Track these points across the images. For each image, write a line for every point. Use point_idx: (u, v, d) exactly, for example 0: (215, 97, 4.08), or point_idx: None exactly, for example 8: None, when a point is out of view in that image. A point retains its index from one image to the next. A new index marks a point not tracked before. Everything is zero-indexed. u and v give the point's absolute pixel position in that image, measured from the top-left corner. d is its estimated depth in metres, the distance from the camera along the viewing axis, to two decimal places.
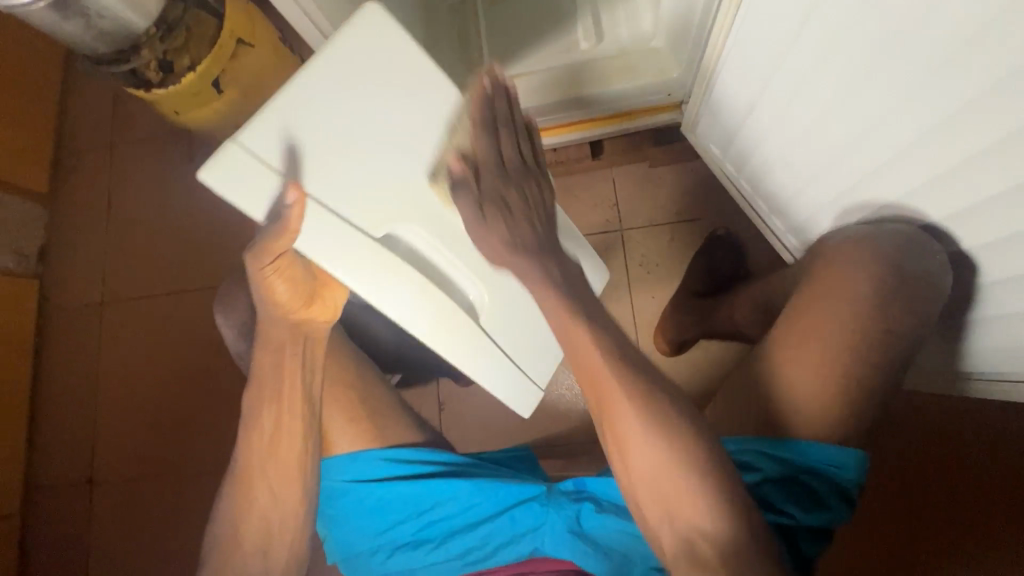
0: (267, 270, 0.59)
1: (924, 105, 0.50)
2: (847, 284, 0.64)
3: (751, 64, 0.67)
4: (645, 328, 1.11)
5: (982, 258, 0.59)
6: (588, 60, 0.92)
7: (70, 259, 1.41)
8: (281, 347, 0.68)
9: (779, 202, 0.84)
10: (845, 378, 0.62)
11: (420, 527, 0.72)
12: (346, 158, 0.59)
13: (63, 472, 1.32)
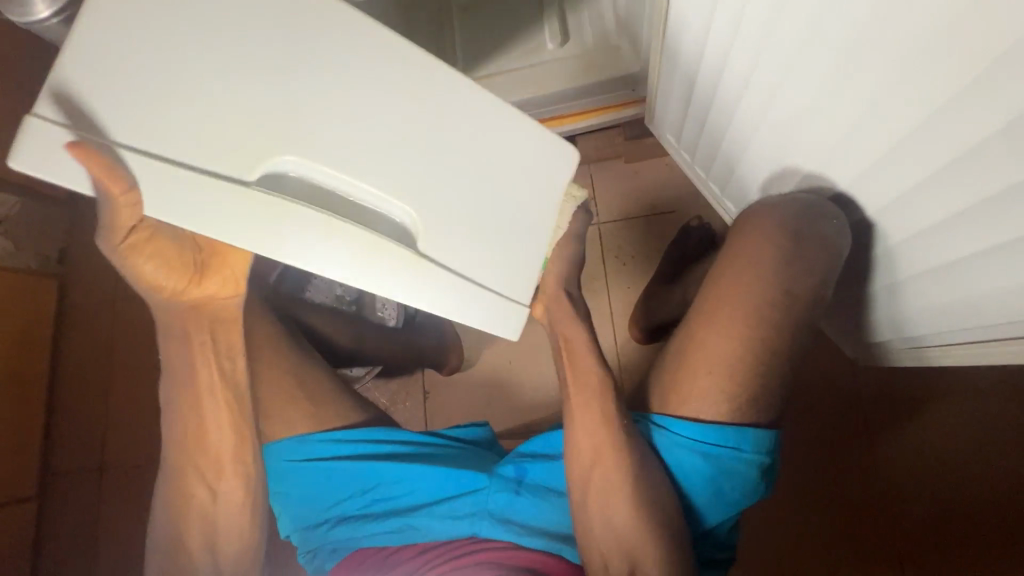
0: (126, 247, 0.56)
1: (865, 60, 0.44)
2: (755, 255, 0.65)
3: (690, 24, 0.60)
4: (620, 317, 1.15)
5: (883, 223, 0.58)
6: (554, 60, 0.98)
7: (89, 259, 1.51)
8: (188, 337, 0.67)
9: (722, 176, 0.82)
10: (761, 347, 0.64)
11: (365, 502, 0.76)
12: (164, 83, 0.48)
13: (79, 459, 1.40)
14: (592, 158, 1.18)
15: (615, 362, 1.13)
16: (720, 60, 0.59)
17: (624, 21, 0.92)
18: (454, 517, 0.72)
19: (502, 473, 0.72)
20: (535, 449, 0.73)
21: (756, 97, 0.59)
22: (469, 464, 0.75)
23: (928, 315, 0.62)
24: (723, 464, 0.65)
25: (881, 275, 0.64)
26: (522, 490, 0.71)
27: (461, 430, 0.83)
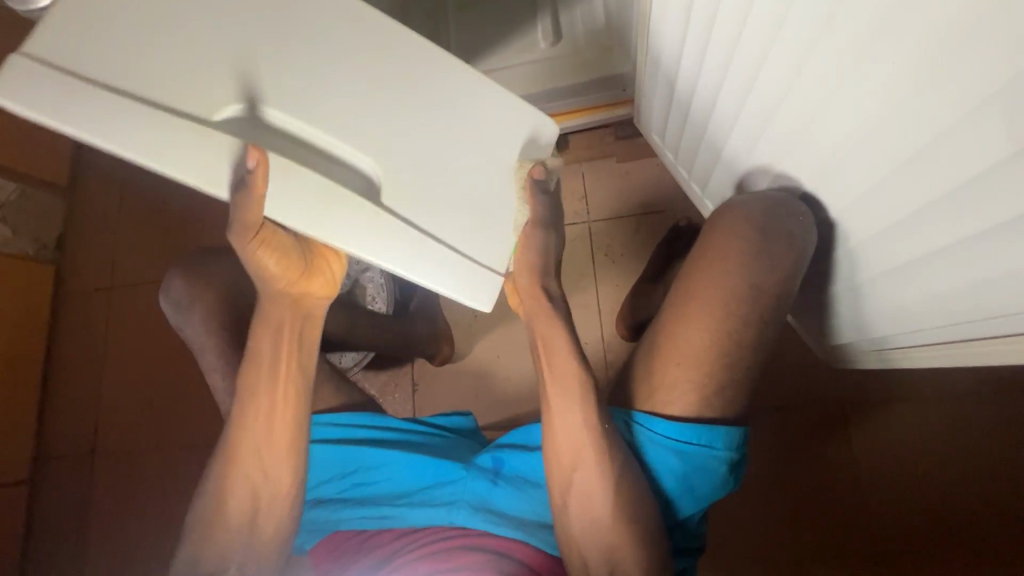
0: (254, 244, 0.61)
1: (819, 60, 0.46)
2: (725, 251, 0.67)
3: (660, 27, 0.62)
4: (608, 314, 1.16)
5: (845, 222, 0.59)
6: (546, 59, 1.00)
7: (86, 245, 1.52)
8: (281, 327, 0.71)
9: (702, 175, 0.84)
10: (728, 340, 0.66)
11: (343, 486, 0.77)
12: (148, 44, 0.53)
13: (73, 442, 1.42)
14: (584, 156, 1.20)
15: (601, 358, 1.14)
16: (690, 58, 0.61)
17: (616, 24, 0.92)
18: (433, 504, 0.73)
19: (480, 463, 0.74)
20: (515, 441, 0.75)
21: (726, 98, 0.61)
22: (450, 454, 0.77)
23: (886, 316, 0.64)
24: (695, 460, 0.66)
25: (842, 275, 0.66)
26: (499, 481, 0.72)
27: (443, 418, 0.84)
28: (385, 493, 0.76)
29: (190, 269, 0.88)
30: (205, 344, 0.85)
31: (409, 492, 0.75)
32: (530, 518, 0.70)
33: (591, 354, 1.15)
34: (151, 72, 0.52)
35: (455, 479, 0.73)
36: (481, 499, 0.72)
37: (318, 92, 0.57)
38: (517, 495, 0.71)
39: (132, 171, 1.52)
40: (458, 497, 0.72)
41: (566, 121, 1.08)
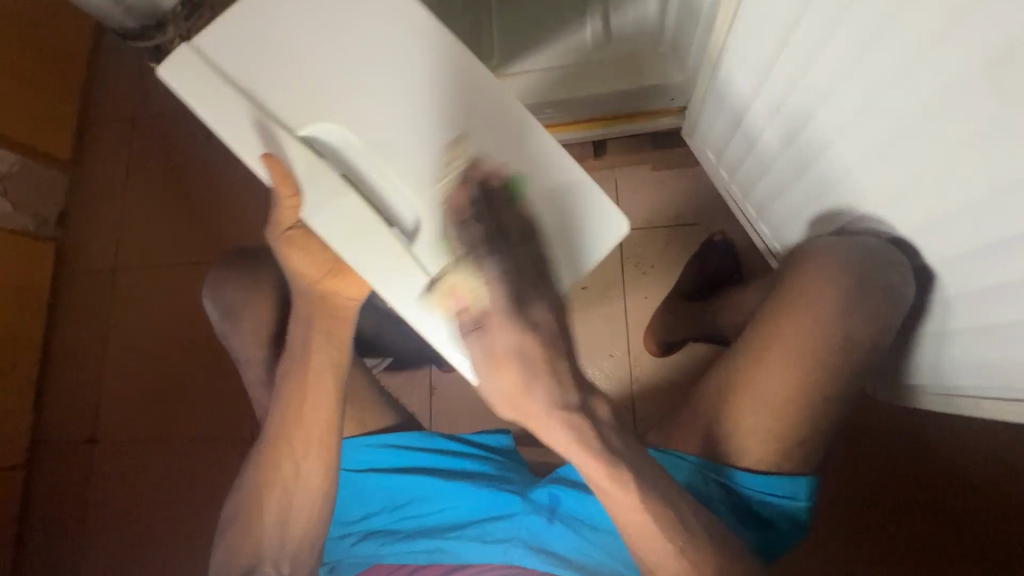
0: (284, 239, 0.62)
1: (926, 121, 0.46)
2: (819, 295, 0.63)
3: (745, 63, 0.62)
4: (636, 327, 1.13)
5: (944, 273, 0.57)
6: (592, 61, 0.94)
7: (89, 224, 1.46)
8: (311, 319, 0.68)
9: (765, 207, 0.83)
10: (810, 388, 0.62)
11: (393, 517, 0.72)
12: (283, 57, 0.59)
13: (72, 428, 1.37)
14: (619, 162, 1.15)
15: (628, 372, 1.11)
16: (785, 97, 0.59)
17: (671, 27, 0.88)
18: (487, 539, 0.68)
19: (535, 499, 0.70)
20: (573, 477, 0.71)
21: (809, 139, 0.60)
22: (502, 483, 0.72)
23: (973, 366, 0.61)
24: (774, 511, 0.64)
25: (934, 321, 0.63)
26: (555, 519, 0.68)
27: (486, 438, 0.80)
28: (437, 526, 0.71)
29: (240, 270, 0.83)
30: (250, 352, 0.80)
31: (460, 525, 0.70)
32: (591, 563, 0.66)
33: (618, 368, 1.12)
34: (268, 86, 0.59)
35: (512, 515, 0.69)
36: (537, 537, 0.68)
37: (390, 126, 0.59)
38: (574, 537, 0.67)
39: (139, 149, 1.45)
40: (513, 533, 0.68)
41: (608, 126, 1.03)
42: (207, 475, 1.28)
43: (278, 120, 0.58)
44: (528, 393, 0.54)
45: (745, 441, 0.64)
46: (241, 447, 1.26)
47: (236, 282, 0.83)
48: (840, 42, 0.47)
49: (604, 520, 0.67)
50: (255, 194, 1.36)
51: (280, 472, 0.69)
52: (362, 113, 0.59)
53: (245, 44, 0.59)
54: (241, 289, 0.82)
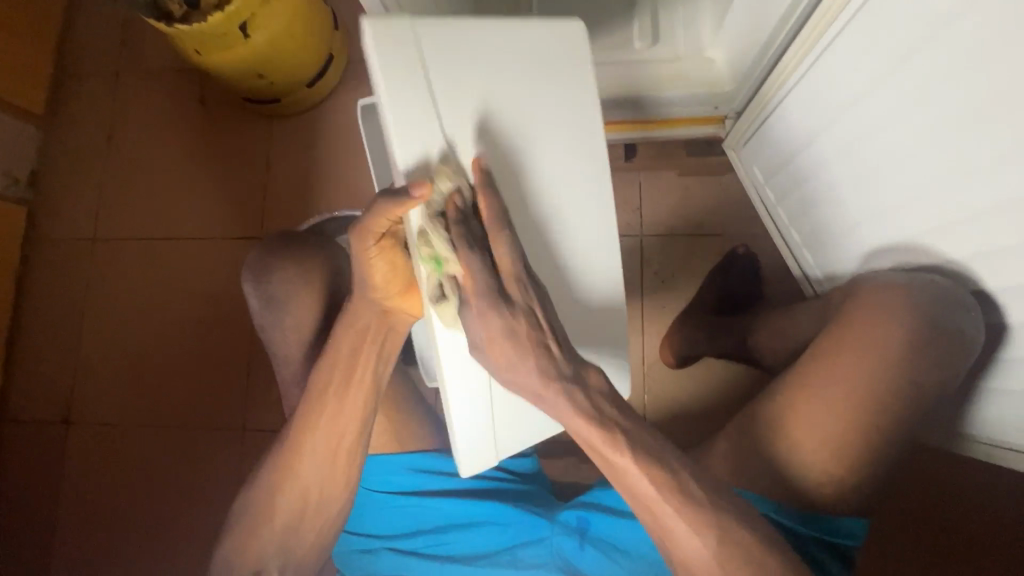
0: (372, 247, 0.59)
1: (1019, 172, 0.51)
2: (884, 331, 0.65)
3: (826, 95, 0.66)
4: (651, 338, 1.07)
5: (1018, 336, 0.62)
6: (639, 62, 0.89)
7: (63, 187, 1.32)
8: (366, 332, 0.66)
9: (815, 236, 0.85)
10: (867, 433, 0.65)
11: (421, 541, 0.69)
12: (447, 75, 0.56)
13: (38, 410, 1.25)
14: (648, 165, 1.10)
15: (641, 383, 1.06)
16: (896, 138, 0.61)
17: (726, 37, 0.84)
18: (519, 565, 0.67)
19: (563, 520, 0.68)
20: (603, 501, 0.69)
21: (887, 174, 0.64)
22: (531, 503, 0.70)
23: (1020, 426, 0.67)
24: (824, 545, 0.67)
25: (999, 378, 0.67)
26: (586, 543, 0.66)
27: (507, 459, 0.76)
28: (466, 552, 0.68)
29: (284, 258, 0.76)
30: (289, 352, 0.74)
31: (491, 552, 0.68)
32: None
33: (631, 383, 1.06)
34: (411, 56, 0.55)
35: (542, 541, 0.67)
36: (570, 561, 0.66)
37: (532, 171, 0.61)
38: (603, 563, 0.65)
39: (124, 108, 1.33)
40: (546, 558, 0.67)
41: (641, 131, 0.97)
42: (193, 467, 1.19)
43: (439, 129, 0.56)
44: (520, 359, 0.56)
45: (797, 477, 0.66)
46: (232, 438, 1.19)
47: (283, 271, 0.75)
48: (998, 98, 0.49)
49: (639, 547, 0.66)
50: (253, 169, 1.26)
51: (297, 485, 0.65)
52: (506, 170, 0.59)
53: (395, 69, 0.54)
54: (286, 279, 0.75)
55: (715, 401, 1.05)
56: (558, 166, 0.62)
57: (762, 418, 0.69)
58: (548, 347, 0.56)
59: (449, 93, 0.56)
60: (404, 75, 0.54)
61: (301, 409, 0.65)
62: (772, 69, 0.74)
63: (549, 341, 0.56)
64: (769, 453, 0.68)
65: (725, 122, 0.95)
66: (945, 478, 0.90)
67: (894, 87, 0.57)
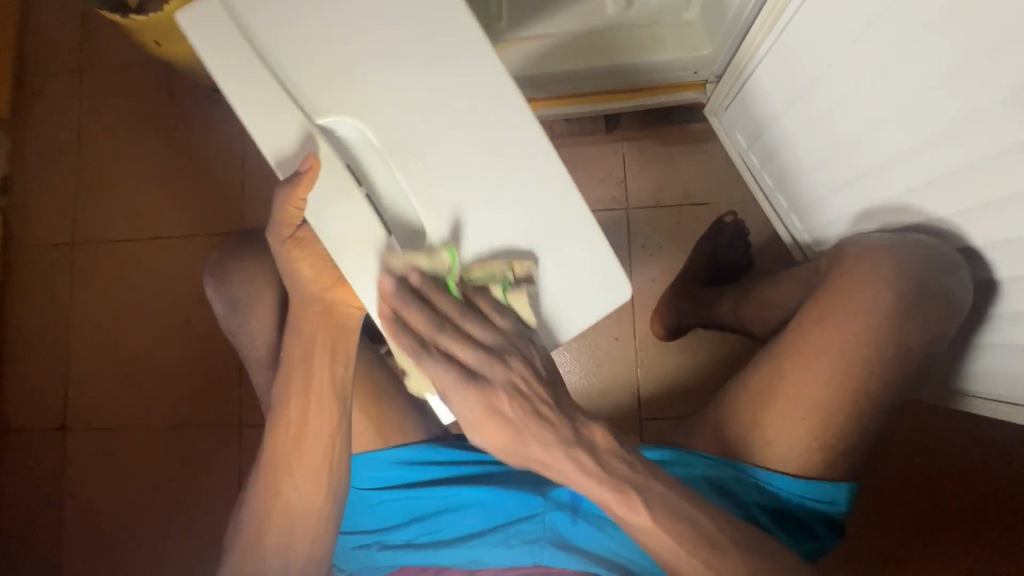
0: (289, 242, 0.60)
1: (990, 125, 0.50)
2: (869, 294, 0.65)
3: (801, 57, 0.64)
4: (641, 312, 1.06)
5: (1007, 289, 0.62)
6: (614, 27, 0.86)
7: (37, 191, 1.29)
8: (315, 339, 0.64)
9: (801, 201, 0.84)
10: (857, 398, 0.65)
11: (417, 529, 0.69)
12: (295, 40, 0.56)
13: (35, 418, 1.24)
14: (630, 135, 1.07)
15: (633, 357, 1.06)
16: (869, 97, 0.59)
17: None
18: (514, 543, 0.66)
19: (555, 497, 0.68)
20: None
21: (862, 134, 0.63)
22: (524, 484, 0.70)
23: (1010, 378, 0.67)
24: (810, 512, 0.67)
25: (992, 333, 0.66)
26: (579, 518, 0.66)
27: None
28: (459, 535, 0.69)
29: (256, 251, 0.75)
30: (265, 349, 0.73)
31: (483, 529, 0.68)
32: (620, 561, 0.65)
33: (624, 358, 1.06)
34: (248, 34, 0.56)
35: (537, 520, 0.67)
36: (563, 537, 0.66)
37: (399, 110, 0.57)
38: (599, 537, 0.65)
39: (90, 108, 1.29)
40: (538, 533, 0.66)
41: (622, 100, 0.95)
42: (195, 466, 1.20)
43: (295, 98, 0.57)
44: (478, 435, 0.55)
45: (787, 444, 0.66)
46: (229, 437, 1.19)
47: (251, 270, 0.74)
48: (974, 49, 0.47)
49: None
50: (230, 162, 1.23)
51: (284, 485, 0.65)
52: (380, 106, 0.57)
53: (223, 52, 0.56)
54: (252, 278, 0.73)
55: (709, 371, 1.04)
56: (421, 98, 0.57)
57: (752, 390, 0.68)
58: (543, 416, 0.55)
59: (294, 59, 0.57)
60: (239, 66, 0.56)
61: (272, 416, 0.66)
62: (747, 30, 0.72)
63: (539, 403, 0.55)
64: (757, 424, 0.67)
65: (707, 86, 0.93)
66: (943, 435, 0.90)
67: (864, 44, 0.56)
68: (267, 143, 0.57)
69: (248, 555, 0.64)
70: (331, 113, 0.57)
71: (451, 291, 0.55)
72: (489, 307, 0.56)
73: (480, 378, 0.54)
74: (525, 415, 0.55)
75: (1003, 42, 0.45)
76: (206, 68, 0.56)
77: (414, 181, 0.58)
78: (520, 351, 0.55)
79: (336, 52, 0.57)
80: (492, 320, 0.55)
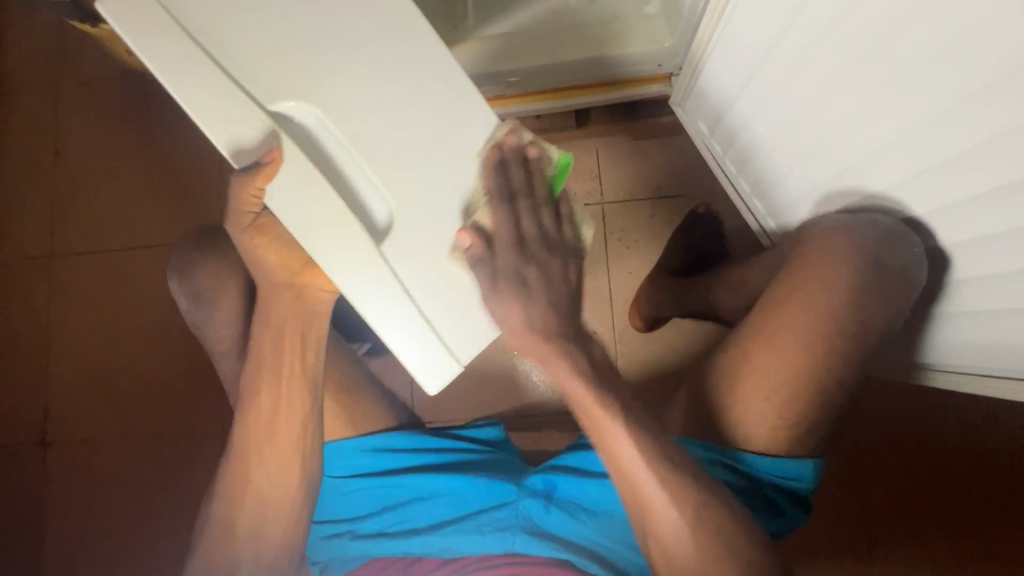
0: (250, 230, 0.62)
1: (920, 94, 0.52)
2: (831, 273, 0.66)
3: (747, 42, 0.66)
4: (619, 304, 1.07)
5: (957, 256, 0.62)
6: (577, 25, 0.88)
7: (15, 205, 1.29)
8: (292, 326, 0.65)
9: (763, 187, 0.85)
10: (822, 374, 0.65)
11: (388, 521, 0.69)
12: (238, 29, 0.55)
13: (16, 433, 1.23)
14: (601, 130, 1.09)
15: (613, 349, 1.06)
16: (810, 77, 0.61)
17: None
18: (484, 531, 0.67)
19: (529, 485, 0.68)
20: (567, 463, 0.69)
21: (808, 115, 0.65)
22: (498, 472, 0.70)
23: (973, 347, 0.68)
24: (781, 492, 0.67)
25: (951, 303, 0.67)
26: (552, 505, 0.66)
27: (475, 431, 0.76)
28: (430, 524, 0.69)
29: (220, 251, 0.75)
30: (232, 349, 0.73)
31: (457, 519, 0.68)
32: (590, 546, 0.65)
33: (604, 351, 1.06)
34: (186, 23, 0.54)
35: (509, 507, 0.67)
36: (536, 523, 0.66)
37: (361, 94, 0.58)
38: (570, 521, 0.65)
39: (67, 120, 1.29)
40: (511, 521, 0.66)
41: (589, 95, 0.97)
42: (179, 474, 1.19)
43: (245, 88, 0.56)
44: (527, 314, 0.58)
45: (756, 424, 0.66)
46: (212, 442, 1.18)
47: (220, 268, 0.74)
48: (898, 20, 0.48)
49: (603, 504, 0.66)
50: (208, 169, 1.23)
51: (255, 480, 0.65)
52: (343, 96, 0.58)
53: (156, 42, 0.53)
54: (221, 276, 0.73)
55: (688, 360, 1.05)
56: (380, 83, 0.59)
57: (720, 371, 0.69)
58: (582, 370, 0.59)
59: (240, 47, 0.56)
60: (177, 54, 0.53)
61: (241, 411, 0.65)
62: (699, 17, 0.73)
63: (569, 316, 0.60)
64: (726, 403, 0.68)
65: (671, 79, 0.95)
66: (919, 413, 0.91)
67: (797, 27, 0.58)
68: (217, 130, 0.55)
69: (218, 553, 0.63)
70: (289, 100, 0.57)
71: (553, 186, 0.63)
72: (563, 213, 0.63)
73: (544, 249, 0.60)
74: (564, 310, 0.60)
75: (924, 16, 0.47)
76: (141, 63, 0.53)
77: (382, 172, 0.59)
78: (578, 261, 0.63)
79: (285, 36, 0.57)
80: (563, 228, 0.62)
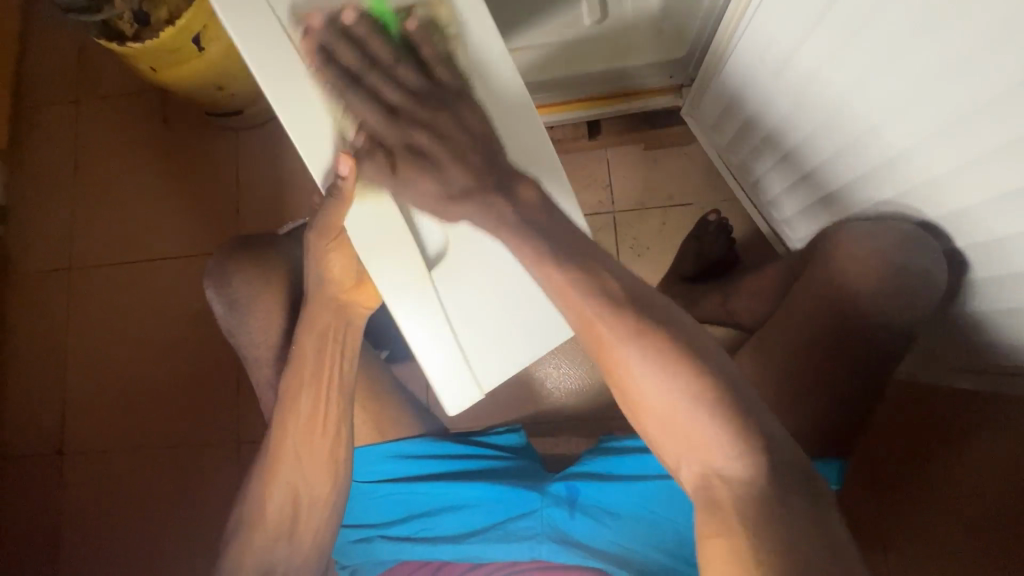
0: (329, 244, 0.62)
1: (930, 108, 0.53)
2: (849, 278, 0.68)
3: (760, 58, 0.68)
4: None
5: (975, 256, 0.64)
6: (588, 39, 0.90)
7: (33, 220, 1.31)
8: (325, 331, 0.67)
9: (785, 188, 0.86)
10: (843, 373, 0.67)
11: (415, 527, 0.70)
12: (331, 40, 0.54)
13: (34, 445, 1.24)
14: (613, 141, 1.11)
15: None
16: (823, 91, 0.62)
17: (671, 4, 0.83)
18: (510, 538, 0.67)
19: (553, 492, 0.69)
20: (589, 469, 0.70)
21: (823, 126, 0.66)
22: (522, 479, 0.71)
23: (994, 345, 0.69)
24: None
25: (974, 301, 0.69)
26: (576, 511, 0.67)
27: (497, 438, 0.78)
28: (457, 531, 0.70)
29: (245, 262, 0.76)
30: (261, 354, 0.75)
31: (482, 527, 0.69)
32: (618, 551, 0.65)
33: None
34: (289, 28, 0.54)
35: (535, 513, 0.68)
36: (561, 530, 0.67)
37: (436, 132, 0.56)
38: (596, 527, 0.66)
39: (86, 136, 1.32)
40: (536, 529, 0.67)
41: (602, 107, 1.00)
42: (195, 483, 1.19)
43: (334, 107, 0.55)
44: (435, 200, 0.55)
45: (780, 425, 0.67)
46: (228, 452, 1.19)
47: (249, 277, 0.76)
48: None
49: (629, 510, 0.66)
50: (225, 181, 1.26)
51: (288, 484, 0.66)
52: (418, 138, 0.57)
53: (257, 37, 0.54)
54: (254, 282, 0.75)
55: None
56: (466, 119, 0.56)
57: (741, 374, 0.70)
58: None
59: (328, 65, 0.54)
60: (279, 63, 0.54)
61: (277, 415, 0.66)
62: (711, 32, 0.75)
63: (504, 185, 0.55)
64: None
65: (681, 90, 0.99)
66: (936, 414, 0.92)
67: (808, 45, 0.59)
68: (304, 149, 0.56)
69: (252, 555, 0.64)
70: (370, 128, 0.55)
71: (391, 33, 0.54)
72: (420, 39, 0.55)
73: (426, 112, 0.54)
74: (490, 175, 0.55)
75: (931, 36, 0.48)
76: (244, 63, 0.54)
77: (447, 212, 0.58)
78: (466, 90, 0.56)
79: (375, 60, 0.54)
80: (430, 68, 0.55)
